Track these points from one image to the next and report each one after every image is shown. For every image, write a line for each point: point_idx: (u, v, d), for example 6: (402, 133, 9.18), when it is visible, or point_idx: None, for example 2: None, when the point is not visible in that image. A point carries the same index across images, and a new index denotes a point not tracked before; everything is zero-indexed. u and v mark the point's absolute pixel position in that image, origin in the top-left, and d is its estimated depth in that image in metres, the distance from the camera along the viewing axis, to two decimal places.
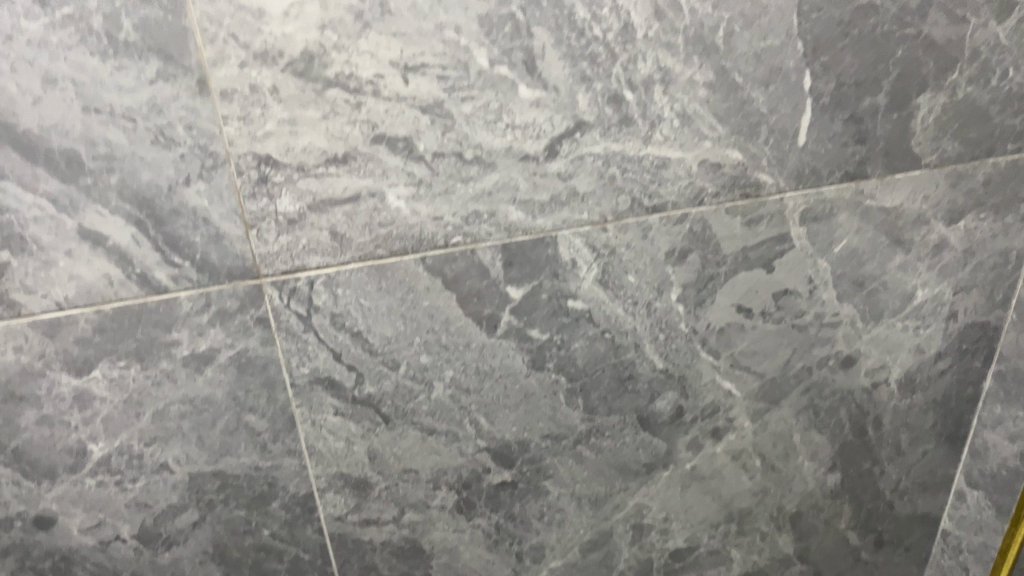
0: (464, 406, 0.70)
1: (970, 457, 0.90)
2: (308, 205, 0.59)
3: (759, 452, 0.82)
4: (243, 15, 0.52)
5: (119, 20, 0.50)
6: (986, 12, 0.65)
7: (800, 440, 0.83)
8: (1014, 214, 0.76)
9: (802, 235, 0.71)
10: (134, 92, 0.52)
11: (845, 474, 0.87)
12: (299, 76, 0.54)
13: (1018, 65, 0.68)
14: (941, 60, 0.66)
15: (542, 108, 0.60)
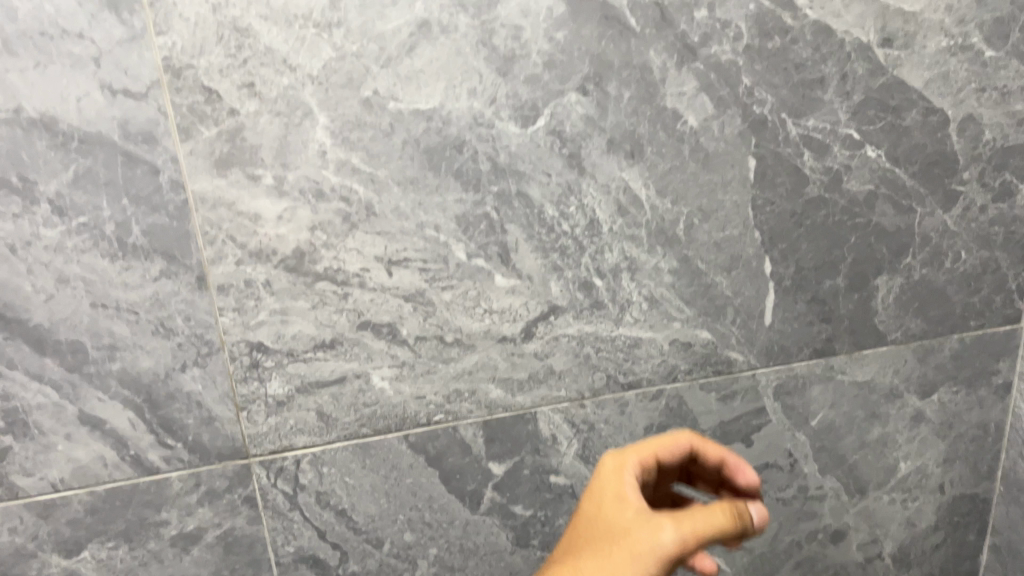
0: None
1: None
2: (296, 387, 0.62)
3: None
4: (241, 219, 0.57)
5: (129, 226, 0.55)
6: (931, 202, 0.69)
7: None
8: (987, 386, 0.78)
9: (778, 410, 0.74)
10: (139, 289, 0.57)
11: None
12: (290, 271, 0.59)
13: (970, 248, 0.72)
14: (894, 245, 0.70)
15: (517, 295, 0.64)
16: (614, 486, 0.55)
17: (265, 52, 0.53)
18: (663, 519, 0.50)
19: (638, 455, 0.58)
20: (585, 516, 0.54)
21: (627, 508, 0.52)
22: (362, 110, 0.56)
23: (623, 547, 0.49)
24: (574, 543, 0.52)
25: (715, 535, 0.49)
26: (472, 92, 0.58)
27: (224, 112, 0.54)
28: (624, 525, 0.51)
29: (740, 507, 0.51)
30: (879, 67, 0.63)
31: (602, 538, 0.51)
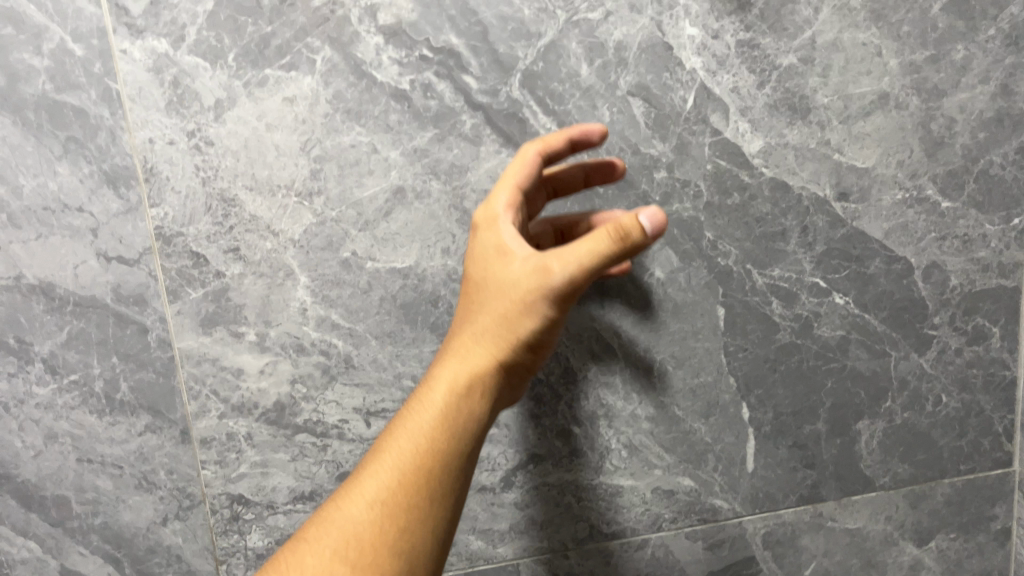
0: None
1: None
2: (276, 540, 0.62)
3: None
4: (225, 374, 0.59)
5: (117, 383, 0.59)
6: (905, 346, 0.70)
7: None
8: (987, 534, 0.76)
9: (768, 559, 0.72)
10: (124, 443, 0.60)
11: None
12: (271, 423, 0.61)
13: (950, 391, 0.72)
14: (872, 389, 0.70)
15: (494, 443, 0.66)
16: (490, 234, 0.53)
17: (250, 220, 0.58)
18: (539, 269, 0.50)
19: (503, 196, 0.54)
20: (473, 278, 0.54)
21: (507, 262, 0.52)
22: (341, 270, 0.59)
23: (509, 284, 0.51)
24: (470, 275, 0.54)
25: (601, 267, 0.48)
26: (445, 251, 0.60)
27: (211, 274, 0.58)
28: (501, 271, 0.52)
29: (621, 221, 0.48)
30: (838, 219, 0.66)
31: (488, 308, 0.52)
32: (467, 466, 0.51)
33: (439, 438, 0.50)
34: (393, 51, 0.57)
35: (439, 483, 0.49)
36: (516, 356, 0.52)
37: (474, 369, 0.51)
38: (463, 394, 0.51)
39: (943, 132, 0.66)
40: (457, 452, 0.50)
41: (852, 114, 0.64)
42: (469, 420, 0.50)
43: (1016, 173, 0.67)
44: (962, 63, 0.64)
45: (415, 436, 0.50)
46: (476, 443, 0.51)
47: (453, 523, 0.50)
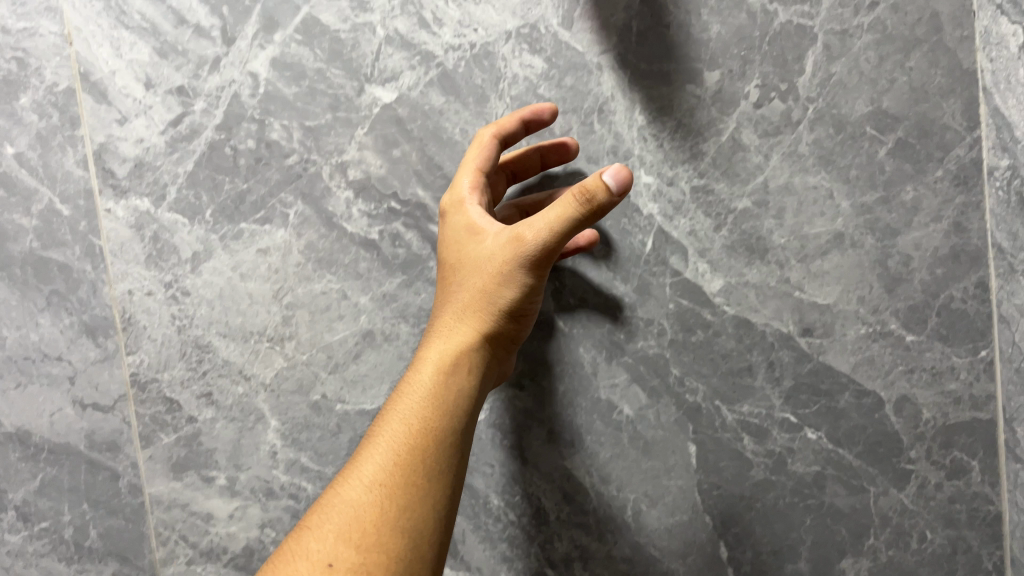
0: None
1: None
2: None
3: None
4: (194, 519, 0.61)
5: (87, 529, 0.61)
6: (883, 481, 0.68)
7: None
8: None
9: None
10: None
11: None
12: (242, 569, 0.61)
13: (935, 528, 0.68)
14: (853, 526, 0.68)
15: None
16: (461, 219, 0.56)
17: (223, 365, 0.60)
18: (513, 237, 0.52)
19: (467, 179, 0.57)
20: (446, 248, 0.57)
21: (481, 234, 0.55)
22: (311, 413, 0.60)
23: (488, 251, 0.54)
24: (446, 261, 0.57)
25: (574, 228, 0.50)
26: None
27: (183, 419, 0.60)
28: (476, 245, 0.55)
29: (583, 183, 0.49)
30: (804, 354, 0.67)
31: (467, 268, 0.55)
32: (465, 447, 0.52)
33: (432, 415, 0.51)
34: (363, 204, 0.60)
35: (442, 445, 0.50)
36: (501, 314, 0.54)
37: (459, 345, 0.54)
38: (450, 365, 0.53)
39: (900, 269, 0.67)
40: (455, 430, 0.51)
41: (808, 253, 0.66)
42: (459, 390, 0.53)
43: (978, 306, 0.67)
44: (912, 203, 0.67)
45: (412, 412, 0.51)
46: (468, 418, 0.53)
47: (455, 506, 0.50)
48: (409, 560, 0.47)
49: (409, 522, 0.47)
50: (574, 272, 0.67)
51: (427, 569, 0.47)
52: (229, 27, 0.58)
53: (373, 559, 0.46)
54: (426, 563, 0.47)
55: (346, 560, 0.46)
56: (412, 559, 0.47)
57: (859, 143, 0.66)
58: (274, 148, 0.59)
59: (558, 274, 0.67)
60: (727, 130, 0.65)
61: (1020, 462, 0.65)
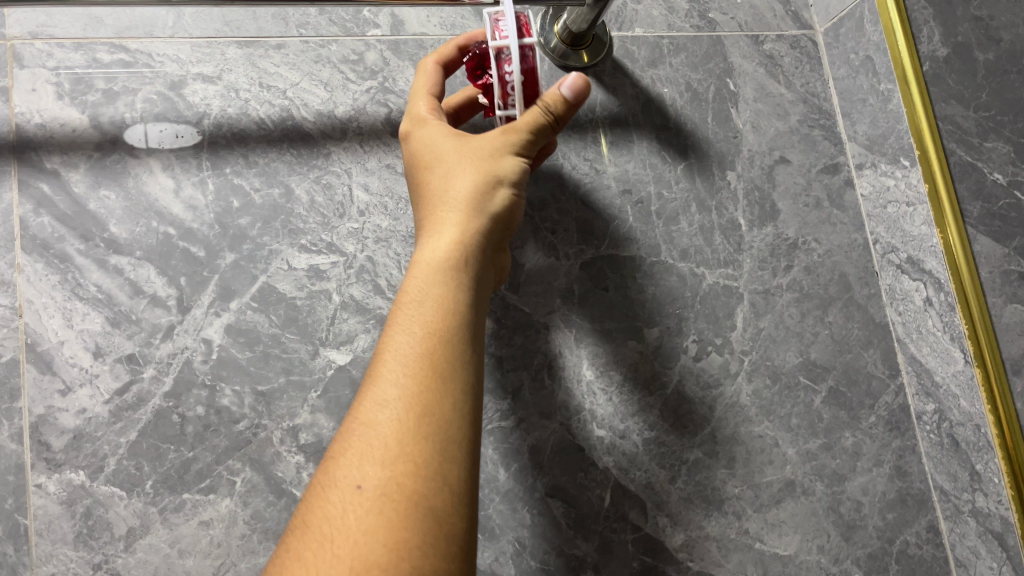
0: None
1: None
2: None
3: None
4: None
5: None
6: None
7: None
8: None
9: None
10: None
11: None
12: None
13: None
14: None
15: None
16: (430, 136, 0.55)
17: None
18: (501, 134, 0.53)
19: (422, 106, 0.57)
20: (420, 162, 0.55)
21: (461, 140, 0.54)
22: None
23: (471, 154, 0.53)
24: (421, 173, 0.55)
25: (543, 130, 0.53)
26: None
27: None
28: (457, 150, 0.54)
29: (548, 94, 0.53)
30: None
31: (449, 172, 0.53)
32: (480, 339, 0.49)
33: (433, 311, 0.47)
34: (314, 467, 0.58)
35: (456, 342, 0.46)
36: (492, 207, 0.52)
37: (447, 242, 0.51)
38: (448, 265, 0.50)
39: (853, 515, 0.67)
40: (468, 324, 0.48)
41: (763, 502, 0.66)
42: (460, 283, 0.49)
43: (933, 551, 0.68)
44: (853, 448, 0.69)
45: (415, 315, 0.47)
46: (474, 309, 0.49)
47: (481, 394, 0.46)
48: (440, 457, 0.42)
49: (440, 420, 0.43)
50: (532, 531, 0.63)
51: (467, 466, 0.43)
52: (185, 296, 0.59)
53: (402, 469, 0.41)
54: (465, 466, 0.43)
55: (375, 477, 0.41)
56: (445, 458, 0.42)
57: (796, 392, 0.69)
58: (223, 413, 0.58)
59: (517, 534, 0.63)
60: (670, 381, 0.68)
61: None
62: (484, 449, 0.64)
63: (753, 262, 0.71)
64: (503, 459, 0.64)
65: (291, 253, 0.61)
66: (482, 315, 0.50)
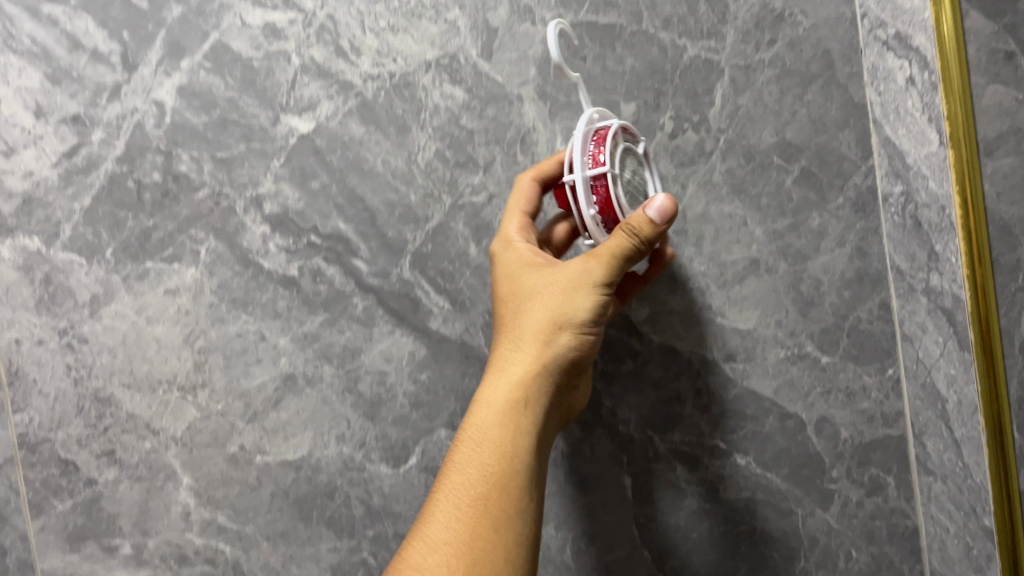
0: None
1: None
2: None
3: None
4: None
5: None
6: (809, 503, 0.70)
7: None
8: None
9: None
10: None
11: None
12: None
13: (859, 545, 0.69)
14: (784, 549, 0.70)
15: None
16: (512, 257, 0.54)
17: (127, 419, 0.59)
18: (581, 264, 0.51)
19: (513, 223, 0.55)
20: (505, 300, 0.54)
21: (543, 270, 0.53)
22: (229, 466, 0.59)
23: (551, 296, 0.51)
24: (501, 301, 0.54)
25: (628, 259, 0.49)
26: (340, 438, 0.59)
27: (82, 482, 0.59)
28: (546, 300, 0.52)
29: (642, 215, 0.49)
30: (729, 379, 0.70)
31: (528, 305, 0.52)
32: (534, 481, 0.50)
33: (495, 455, 0.50)
34: (280, 238, 0.58)
35: (508, 473, 0.49)
36: (564, 353, 0.51)
37: (516, 378, 0.51)
38: (514, 396, 0.51)
39: (812, 292, 0.69)
40: (526, 460, 0.50)
41: (727, 279, 0.69)
42: (528, 424, 0.51)
43: (883, 325, 0.68)
44: (819, 229, 0.68)
45: (476, 459, 0.50)
46: (537, 456, 0.50)
47: (536, 543, 0.49)
48: None
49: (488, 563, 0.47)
50: None
51: None
52: (130, 53, 0.57)
53: None
54: None
55: None
56: None
57: (768, 172, 0.68)
58: (181, 180, 0.57)
59: None
60: None
61: (931, 476, 0.66)
62: None
63: (736, 35, 0.68)
64: None
65: (245, 9, 0.57)
66: (545, 447, 0.52)
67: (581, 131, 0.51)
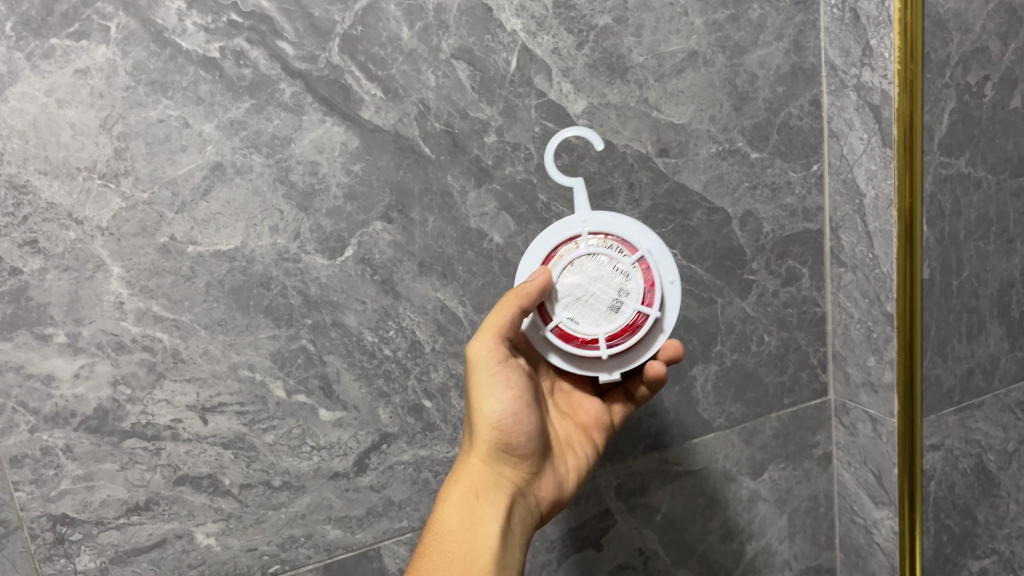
0: None
1: None
2: (110, 558, 0.58)
3: None
4: (33, 383, 0.54)
5: None
6: (729, 292, 0.74)
7: None
8: (810, 459, 0.84)
9: (622, 509, 0.75)
10: None
11: None
12: (93, 432, 0.56)
13: (771, 331, 0.77)
14: (703, 335, 0.74)
15: (344, 427, 0.63)
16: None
17: (48, 207, 0.52)
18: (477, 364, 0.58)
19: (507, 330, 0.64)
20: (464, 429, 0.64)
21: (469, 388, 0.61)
22: (160, 256, 0.55)
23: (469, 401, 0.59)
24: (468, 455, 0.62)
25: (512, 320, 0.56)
26: (274, 229, 0.58)
27: (5, 272, 0.52)
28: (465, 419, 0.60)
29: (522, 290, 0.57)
30: (661, 174, 0.69)
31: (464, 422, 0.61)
32: (505, 564, 0.54)
33: (455, 539, 0.54)
34: (198, 16, 0.54)
35: (462, 542, 0.54)
36: (500, 443, 0.57)
37: (466, 476, 0.57)
38: (464, 487, 0.56)
39: (746, 87, 0.70)
40: (489, 543, 0.54)
41: (665, 72, 0.67)
42: (482, 510, 0.56)
43: (811, 123, 0.74)
44: (758, 21, 0.69)
45: (440, 547, 0.54)
46: (499, 534, 0.55)
47: None
48: None
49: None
50: (438, 94, 0.61)
51: None
52: None
53: None
54: None
55: None
56: None
57: None
58: None
59: (422, 97, 0.60)
60: None
61: (842, 267, 0.77)
62: (386, 6, 0.58)
63: None
64: (406, 17, 0.59)
65: None
66: (514, 542, 0.56)
67: (547, 233, 0.60)
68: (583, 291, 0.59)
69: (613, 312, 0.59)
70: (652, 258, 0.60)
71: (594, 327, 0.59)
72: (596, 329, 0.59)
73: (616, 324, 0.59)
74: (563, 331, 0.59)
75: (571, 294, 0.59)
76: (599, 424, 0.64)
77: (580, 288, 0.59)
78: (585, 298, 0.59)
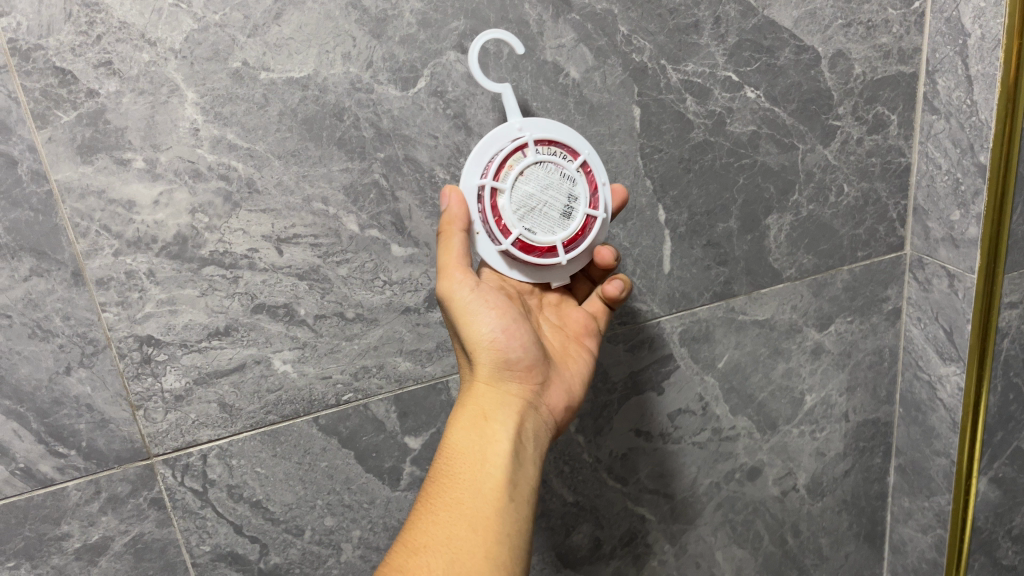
0: (378, 548, 0.71)
1: (901, 524, 0.93)
2: (193, 379, 0.60)
3: (690, 562, 0.84)
4: (114, 208, 0.54)
5: (16, 252, 0.53)
6: (811, 139, 0.71)
7: (721, 542, 0.85)
8: (878, 314, 0.82)
9: (684, 355, 0.75)
10: (34, 311, 0.54)
11: (781, 562, 0.89)
12: (174, 258, 0.57)
13: (852, 181, 0.75)
14: (780, 183, 0.72)
15: (416, 264, 0.64)
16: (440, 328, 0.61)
17: (120, 27, 0.51)
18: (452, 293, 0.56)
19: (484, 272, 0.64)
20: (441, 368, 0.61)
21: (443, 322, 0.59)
22: (232, 83, 0.54)
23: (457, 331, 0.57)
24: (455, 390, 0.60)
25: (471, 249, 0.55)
26: (347, 57, 0.56)
27: (82, 94, 0.51)
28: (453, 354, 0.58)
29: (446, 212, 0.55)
30: (750, 9, 0.65)
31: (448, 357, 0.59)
32: (516, 482, 0.53)
33: (459, 459, 0.53)
34: None
35: (473, 466, 0.53)
36: (498, 362, 0.56)
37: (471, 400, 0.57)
38: (470, 412, 0.56)
39: None
40: (496, 459, 0.53)
41: None
42: (492, 429, 0.55)
43: None
44: None
45: (447, 468, 0.54)
46: (507, 449, 0.54)
47: (522, 522, 0.52)
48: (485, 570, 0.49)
49: (468, 517, 0.51)
50: None
51: None
52: None
53: None
54: None
55: None
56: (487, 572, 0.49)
57: None
58: None
59: None
60: None
61: (935, 114, 0.73)
62: None
63: None
64: None
65: None
66: (526, 455, 0.55)
67: (486, 143, 0.56)
68: (537, 201, 0.57)
69: (565, 219, 0.58)
70: (592, 160, 0.59)
71: (551, 235, 0.58)
72: (552, 238, 0.58)
73: (570, 230, 0.58)
74: (523, 243, 0.57)
75: (525, 205, 0.57)
76: (591, 326, 0.64)
77: (532, 198, 0.57)
78: (539, 207, 0.57)
